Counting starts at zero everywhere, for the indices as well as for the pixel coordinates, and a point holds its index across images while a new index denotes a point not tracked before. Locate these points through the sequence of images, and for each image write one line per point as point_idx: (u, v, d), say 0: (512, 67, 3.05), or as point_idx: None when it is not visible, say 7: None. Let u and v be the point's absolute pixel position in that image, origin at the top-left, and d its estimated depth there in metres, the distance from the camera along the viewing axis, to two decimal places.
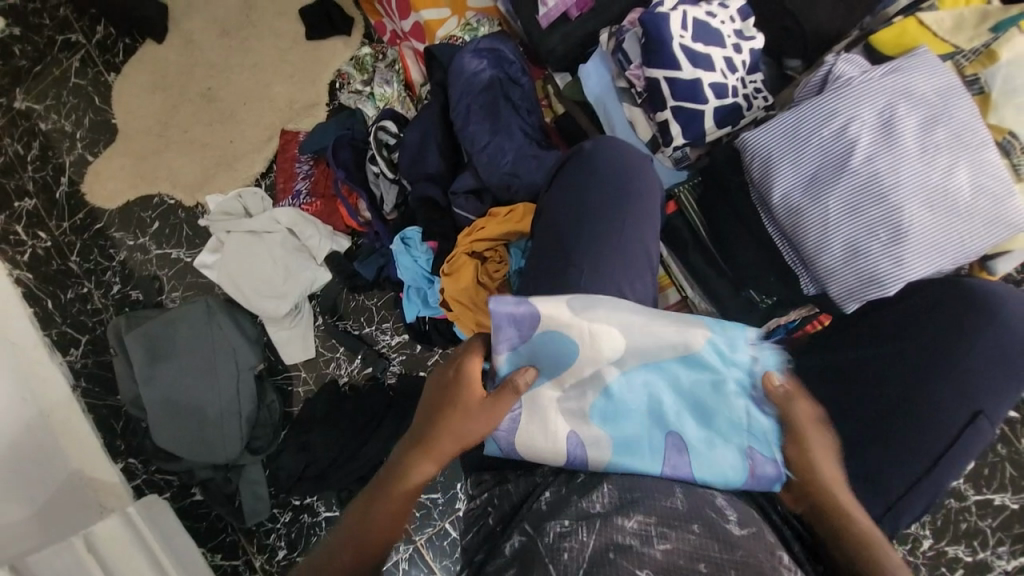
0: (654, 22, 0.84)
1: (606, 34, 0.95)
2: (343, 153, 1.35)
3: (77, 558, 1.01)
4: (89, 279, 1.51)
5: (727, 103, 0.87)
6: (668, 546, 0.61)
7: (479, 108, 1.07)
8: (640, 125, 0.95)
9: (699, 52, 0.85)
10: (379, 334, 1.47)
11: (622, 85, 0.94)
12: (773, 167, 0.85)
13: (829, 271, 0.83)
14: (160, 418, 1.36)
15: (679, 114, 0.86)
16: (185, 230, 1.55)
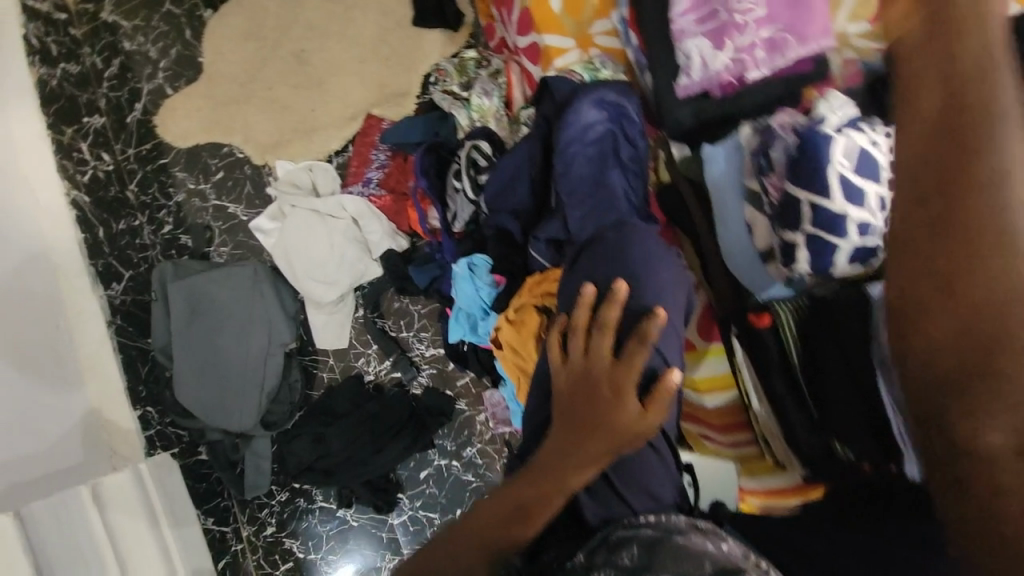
0: (815, 142, 0.82)
1: (748, 128, 0.92)
2: (427, 158, 1.30)
3: (81, 508, 1.00)
4: (142, 212, 1.49)
5: (869, 243, 0.83)
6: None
7: (587, 160, 1.02)
8: (760, 229, 0.93)
9: (856, 184, 0.82)
10: (415, 341, 1.45)
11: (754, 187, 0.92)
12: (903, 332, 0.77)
13: None
14: (185, 374, 1.34)
15: (813, 243, 0.84)
16: (247, 187, 1.52)
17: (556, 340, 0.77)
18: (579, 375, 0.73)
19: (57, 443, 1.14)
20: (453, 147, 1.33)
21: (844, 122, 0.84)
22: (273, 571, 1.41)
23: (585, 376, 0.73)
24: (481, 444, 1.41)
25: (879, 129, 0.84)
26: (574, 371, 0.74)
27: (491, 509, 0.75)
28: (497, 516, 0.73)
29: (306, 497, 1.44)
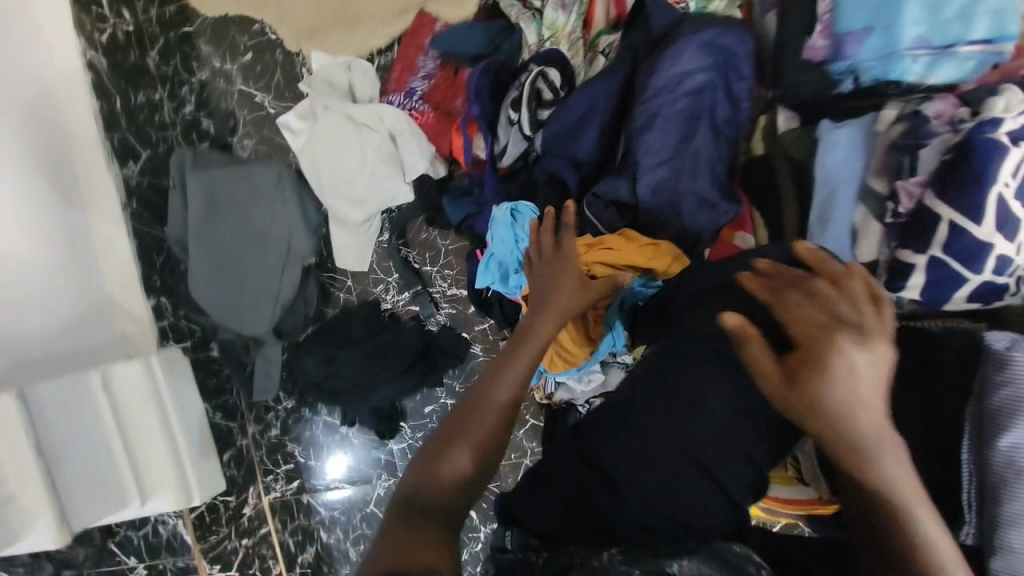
0: (984, 154, 0.71)
1: (893, 111, 0.82)
2: (485, 75, 1.12)
3: (89, 394, 1.01)
4: (162, 86, 1.35)
5: (1001, 281, 0.74)
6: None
7: (674, 115, 0.89)
8: (868, 239, 0.82)
9: (1014, 212, 0.72)
10: (438, 278, 1.38)
11: (878, 188, 0.82)
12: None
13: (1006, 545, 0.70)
14: (201, 270, 1.28)
15: (936, 269, 0.75)
16: (277, 75, 1.36)
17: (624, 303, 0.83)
18: (773, 400, 0.63)
19: (60, 329, 1.11)
20: (515, 69, 1.15)
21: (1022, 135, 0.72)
22: (274, 469, 1.49)
23: (784, 407, 0.62)
24: None
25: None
26: (775, 389, 0.63)
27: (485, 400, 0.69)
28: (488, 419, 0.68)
29: (310, 407, 1.48)
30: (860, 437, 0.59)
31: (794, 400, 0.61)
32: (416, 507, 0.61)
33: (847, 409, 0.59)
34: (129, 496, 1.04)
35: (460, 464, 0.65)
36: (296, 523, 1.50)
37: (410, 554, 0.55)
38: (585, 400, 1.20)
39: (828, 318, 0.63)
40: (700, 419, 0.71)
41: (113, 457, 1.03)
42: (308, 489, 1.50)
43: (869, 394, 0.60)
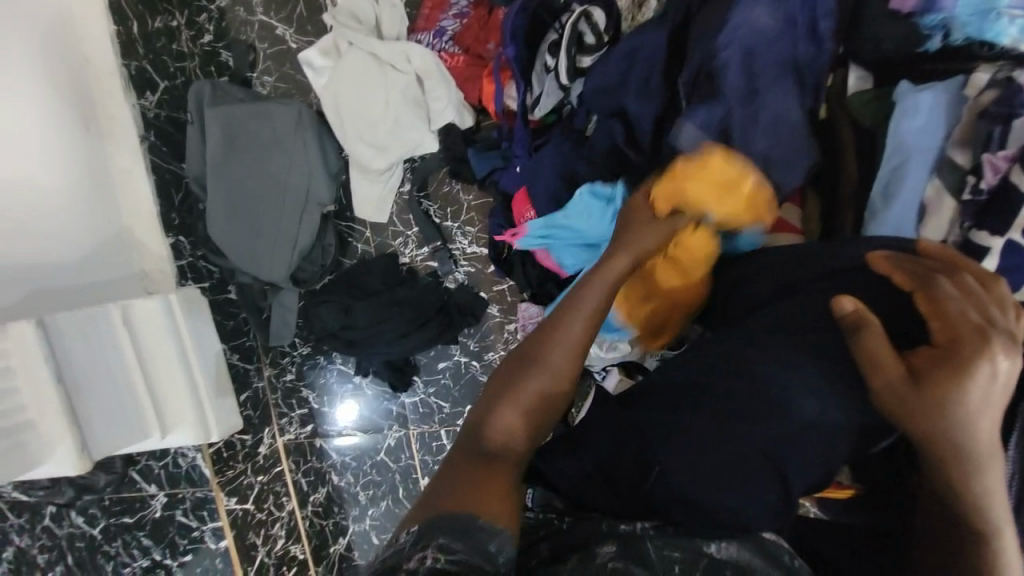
0: None
1: (986, 76, 0.75)
2: (524, 16, 1.03)
3: (111, 326, 1.02)
4: (181, 12, 1.28)
5: None
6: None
7: (731, 69, 0.81)
8: (939, 216, 0.75)
9: None
10: (458, 235, 1.34)
11: (959, 161, 0.75)
12: None
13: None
14: (218, 212, 1.26)
15: (1010, 253, 0.70)
16: (300, 7, 1.29)
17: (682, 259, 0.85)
18: (890, 396, 0.60)
19: (81, 260, 1.10)
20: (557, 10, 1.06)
21: None
22: (289, 412, 1.52)
23: (905, 407, 0.59)
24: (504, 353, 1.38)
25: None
26: (899, 386, 0.60)
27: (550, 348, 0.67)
28: (551, 359, 0.66)
29: (326, 356, 1.49)
30: (960, 444, 0.59)
31: (917, 400, 0.58)
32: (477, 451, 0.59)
33: (970, 420, 0.57)
34: (151, 428, 1.06)
35: (528, 402, 0.63)
36: (308, 463, 1.55)
37: (471, 502, 0.52)
38: (601, 367, 1.19)
39: (979, 319, 0.59)
40: (769, 414, 0.69)
41: (134, 390, 1.05)
42: (321, 434, 1.55)
43: (997, 399, 0.57)
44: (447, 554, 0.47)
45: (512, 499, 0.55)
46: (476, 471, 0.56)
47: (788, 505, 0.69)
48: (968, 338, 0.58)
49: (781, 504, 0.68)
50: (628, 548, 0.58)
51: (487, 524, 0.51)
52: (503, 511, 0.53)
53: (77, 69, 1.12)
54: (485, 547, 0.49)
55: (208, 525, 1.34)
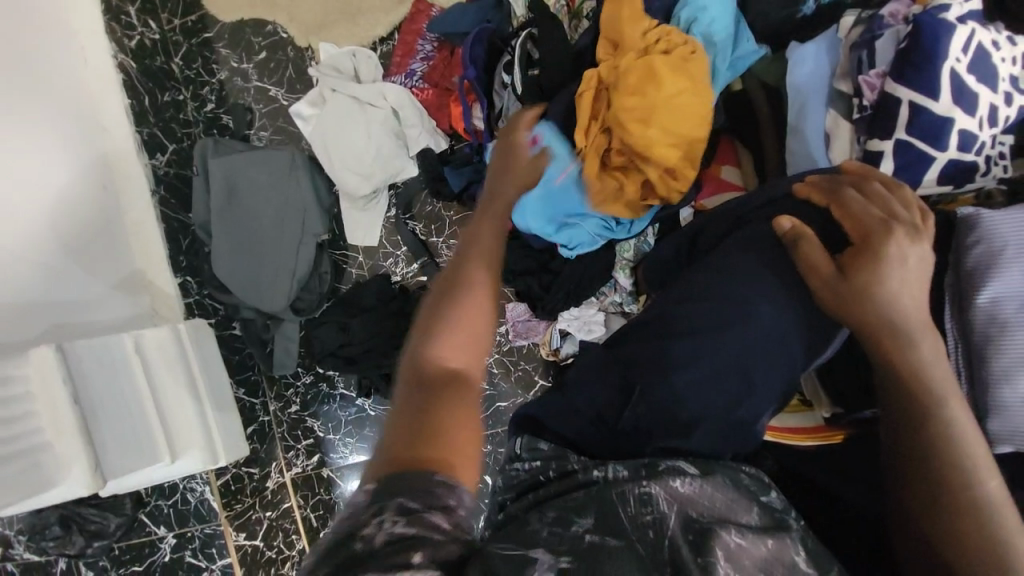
0: (934, 32, 0.76)
1: (852, 17, 0.88)
2: (476, 43, 1.21)
3: (124, 355, 1.08)
4: (186, 87, 1.47)
5: (967, 158, 0.78)
6: (743, 545, 0.53)
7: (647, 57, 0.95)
8: (840, 141, 0.86)
9: (968, 87, 0.77)
10: (443, 248, 1.44)
11: (845, 89, 0.87)
12: (999, 264, 0.70)
13: (1003, 407, 0.66)
14: (223, 251, 1.37)
15: (903, 152, 0.79)
16: (289, 70, 1.48)
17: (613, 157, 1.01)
18: (828, 293, 0.70)
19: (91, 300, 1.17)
20: (506, 39, 1.24)
21: (967, 16, 0.78)
22: (295, 444, 1.50)
23: (839, 297, 0.69)
24: (499, 356, 1.41)
25: (1000, 33, 0.79)
26: (828, 281, 0.70)
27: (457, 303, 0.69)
28: (477, 298, 0.69)
29: (329, 383, 1.52)
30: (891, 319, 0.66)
31: (843, 287, 0.69)
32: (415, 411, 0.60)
33: (891, 298, 0.66)
34: (162, 453, 1.07)
35: (454, 356, 0.65)
36: (316, 496, 1.49)
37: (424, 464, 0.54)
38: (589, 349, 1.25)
39: (882, 215, 0.70)
40: (745, 331, 0.74)
41: (145, 414, 1.08)
42: (330, 464, 1.51)
43: (913, 282, 0.67)
44: (410, 518, 0.50)
45: (474, 458, 0.58)
46: (424, 430, 0.57)
47: (756, 414, 0.72)
48: (877, 232, 0.69)
49: (753, 416, 0.72)
50: (601, 511, 0.57)
51: (444, 481, 0.53)
52: (463, 467, 0.56)
53: (95, 137, 1.27)
54: (444, 502, 0.52)
55: (218, 564, 1.35)
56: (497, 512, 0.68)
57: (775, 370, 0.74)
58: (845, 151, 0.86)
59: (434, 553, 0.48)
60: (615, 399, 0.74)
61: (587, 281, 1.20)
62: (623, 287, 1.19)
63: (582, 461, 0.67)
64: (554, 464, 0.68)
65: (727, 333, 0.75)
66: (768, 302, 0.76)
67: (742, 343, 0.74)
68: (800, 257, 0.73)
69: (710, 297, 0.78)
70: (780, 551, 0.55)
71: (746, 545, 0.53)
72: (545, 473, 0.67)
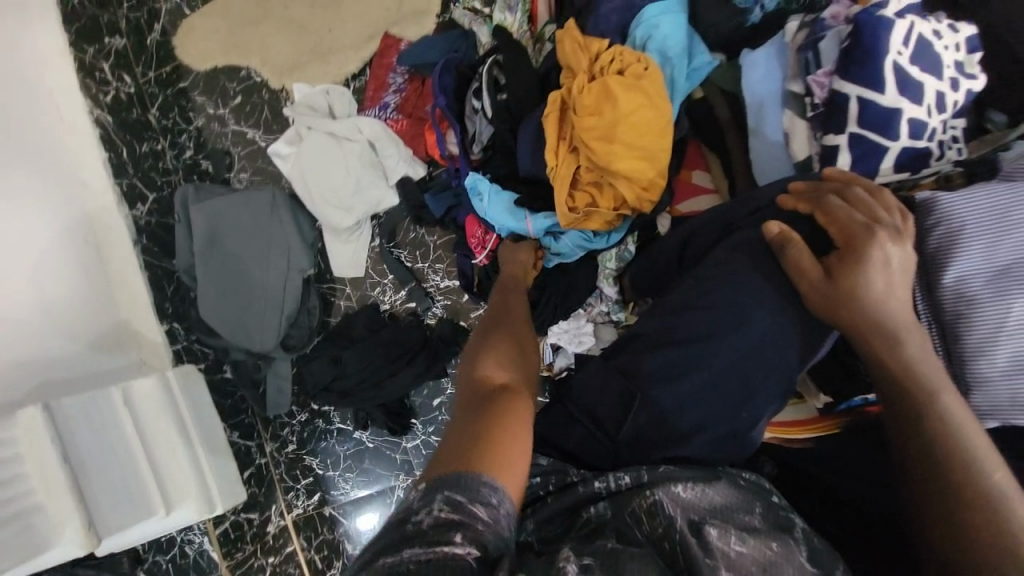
0: (873, 29, 0.81)
1: (797, 22, 0.93)
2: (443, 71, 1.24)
3: (112, 407, 1.07)
4: (165, 137, 1.49)
5: (919, 145, 0.83)
6: (744, 551, 0.52)
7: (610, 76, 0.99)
8: (799, 138, 0.91)
9: (912, 77, 0.81)
10: (430, 272, 1.45)
11: (797, 89, 0.91)
12: (957, 244, 0.72)
13: (982, 382, 0.69)
14: (210, 294, 1.37)
15: (857, 144, 0.83)
16: (265, 112, 1.51)
17: (585, 176, 1.04)
18: (817, 296, 0.72)
19: (79, 356, 1.17)
20: (475, 66, 1.28)
21: (905, 10, 0.83)
22: (294, 485, 1.48)
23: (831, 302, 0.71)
24: None
25: (940, 23, 0.83)
26: (818, 287, 0.72)
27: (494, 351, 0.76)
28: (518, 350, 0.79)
29: (325, 418, 1.50)
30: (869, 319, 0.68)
31: (833, 291, 0.70)
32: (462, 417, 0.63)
33: (879, 301, 0.68)
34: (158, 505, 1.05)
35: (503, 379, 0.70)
36: (320, 537, 1.46)
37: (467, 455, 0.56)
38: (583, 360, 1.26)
39: (865, 220, 0.71)
40: (727, 329, 0.76)
41: (136, 466, 1.07)
42: (331, 502, 1.47)
43: (899, 281, 0.69)
44: (455, 506, 0.50)
45: (518, 463, 0.57)
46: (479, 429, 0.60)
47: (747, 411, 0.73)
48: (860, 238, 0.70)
49: (742, 410, 0.73)
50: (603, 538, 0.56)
51: (490, 479, 0.53)
52: (511, 471, 0.55)
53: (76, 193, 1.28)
54: (487, 498, 0.52)
55: None
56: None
57: (761, 364, 0.75)
58: (806, 147, 0.90)
59: (477, 537, 0.48)
60: (612, 409, 0.73)
61: (573, 292, 1.22)
62: (609, 296, 1.20)
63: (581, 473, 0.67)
64: (554, 478, 0.68)
65: (711, 333, 0.76)
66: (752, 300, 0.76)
67: (727, 341, 0.75)
68: (788, 263, 0.75)
69: (691, 300, 0.79)
70: (788, 553, 0.54)
71: (746, 549, 0.53)
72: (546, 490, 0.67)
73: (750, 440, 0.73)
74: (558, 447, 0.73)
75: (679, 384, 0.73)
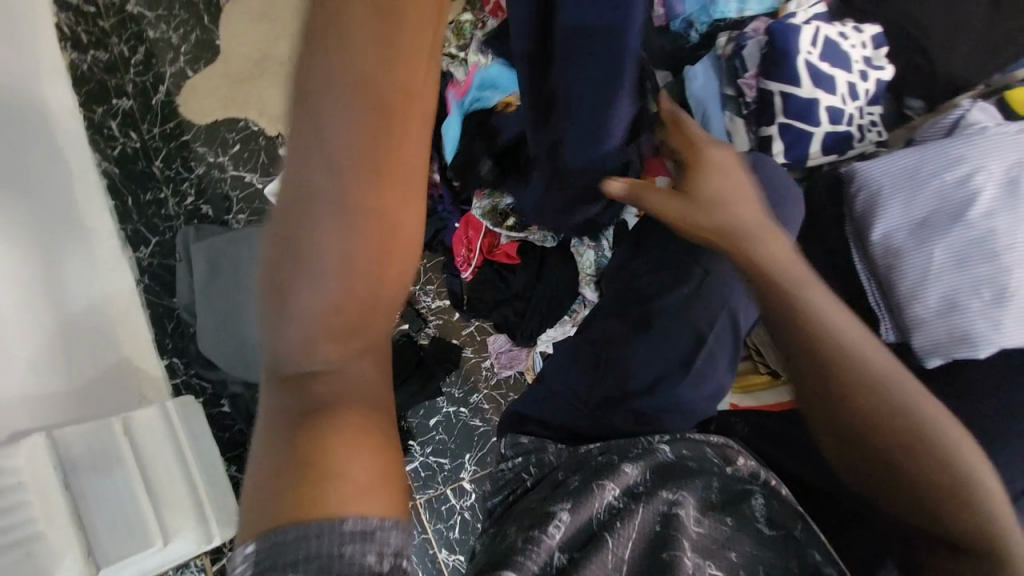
0: (786, 34, 0.95)
1: (724, 39, 1.04)
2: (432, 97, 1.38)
3: (114, 436, 1.09)
4: (167, 185, 1.56)
5: (839, 129, 0.99)
6: (701, 532, 0.65)
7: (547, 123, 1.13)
8: (738, 135, 1.04)
9: (824, 72, 0.97)
10: (421, 295, 1.51)
11: (732, 91, 1.04)
12: (883, 204, 0.94)
13: (920, 320, 0.90)
14: (209, 327, 1.41)
15: (786, 132, 0.98)
16: (262, 157, 1.61)
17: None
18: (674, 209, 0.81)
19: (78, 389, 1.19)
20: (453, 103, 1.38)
21: (813, 19, 0.99)
22: None
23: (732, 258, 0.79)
24: (488, 391, 1.45)
25: (845, 27, 0.99)
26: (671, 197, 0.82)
27: (337, 179, 0.49)
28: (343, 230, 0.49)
29: None
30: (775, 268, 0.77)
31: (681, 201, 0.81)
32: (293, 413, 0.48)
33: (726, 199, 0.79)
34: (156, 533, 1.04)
35: (335, 327, 0.49)
36: None
37: (325, 493, 0.44)
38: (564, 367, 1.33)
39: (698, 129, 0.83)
40: (685, 311, 0.84)
41: (137, 494, 1.08)
42: None
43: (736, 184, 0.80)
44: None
45: (386, 475, 0.47)
46: (316, 458, 0.45)
47: (697, 381, 0.82)
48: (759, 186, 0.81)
49: (707, 370, 0.83)
50: (581, 510, 0.66)
51: (352, 527, 0.43)
52: (373, 488, 0.45)
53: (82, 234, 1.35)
54: (354, 550, 0.42)
55: None
56: (491, 513, 0.79)
57: (723, 337, 0.84)
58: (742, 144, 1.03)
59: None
60: (586, 380, 0.85)
61: (559, 299, 1.32)
62: (589, 301, 1.26)
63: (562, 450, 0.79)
64: (534, 458, 0.80)
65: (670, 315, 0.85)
66: (702, 275, 0.85)
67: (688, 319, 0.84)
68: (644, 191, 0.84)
69: (648, 288, 0.88)
70: (740, 525, 0.67)
71: (699, 532, 0.64)
72: (532, 468, 0.79)
73: (701, 409, 0.83)
74: (545, 423, 0.85)
75: (638, 350, 0.84)
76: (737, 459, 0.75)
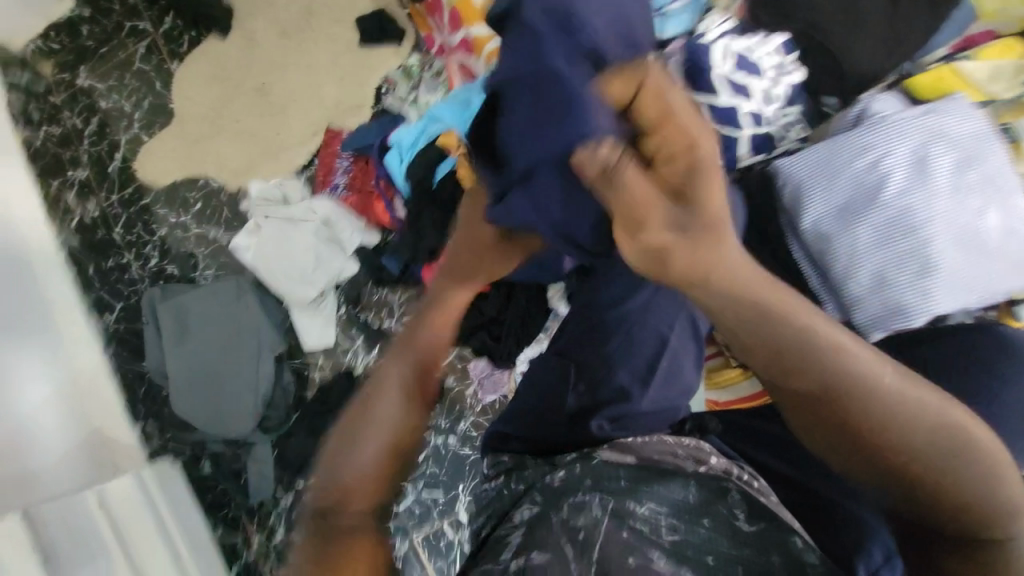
0: (697, 51, 1.05)
1: None
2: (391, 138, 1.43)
3: (88, 512, 1.06)
4: (129, 250, 1.53)
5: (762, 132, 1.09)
6: (677, 539, 0.63)
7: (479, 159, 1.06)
8: None
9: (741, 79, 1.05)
10: (398, 329, 1.52)
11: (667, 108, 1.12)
12: (804, 195, 1.03)
13: (855, 300, 1.00)
14: (182, 387, 1.39)
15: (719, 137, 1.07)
16: (225, 212, 1.59)
17: None
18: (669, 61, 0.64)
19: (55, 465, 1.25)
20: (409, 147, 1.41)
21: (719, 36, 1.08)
22: None
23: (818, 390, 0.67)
24: (474, 418, 1.46)
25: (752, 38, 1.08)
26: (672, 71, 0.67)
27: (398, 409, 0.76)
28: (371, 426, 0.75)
29: None
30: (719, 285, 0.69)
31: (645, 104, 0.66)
32: (332, 507, 0.71)
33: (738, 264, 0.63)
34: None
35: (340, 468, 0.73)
36: None
37: None
38: None
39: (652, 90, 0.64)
40: (641, 334, 0.87)
41: (113, 563, 1.04)
42: None
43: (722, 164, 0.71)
44: None
45: None
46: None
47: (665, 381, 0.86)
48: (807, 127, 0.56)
49: (683, 369, 0.87)
50: (540, 534, 0.65)
51: None
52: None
53: (53, 311, 1.38)
54: None
55: None
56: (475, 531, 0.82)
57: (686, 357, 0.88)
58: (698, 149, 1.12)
59: None
60: (554, 387, 0.90)
61: (533, 320, 1.33)
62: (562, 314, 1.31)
63: (540, 465, 0.80)
64: (510, 469, 0.83)
65: (631, 336, 0.87)
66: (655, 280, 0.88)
67: (647, 330, 0.87)
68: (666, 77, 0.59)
69: (604, 305, 0.90)
70: (717, 523, 0.65)
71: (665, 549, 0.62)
72: (509, 483, 0.81)
73: (678, 404, 0.88)
74: (523, 438, 0.88)
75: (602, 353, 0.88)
76: (708, 458, 0.74)
